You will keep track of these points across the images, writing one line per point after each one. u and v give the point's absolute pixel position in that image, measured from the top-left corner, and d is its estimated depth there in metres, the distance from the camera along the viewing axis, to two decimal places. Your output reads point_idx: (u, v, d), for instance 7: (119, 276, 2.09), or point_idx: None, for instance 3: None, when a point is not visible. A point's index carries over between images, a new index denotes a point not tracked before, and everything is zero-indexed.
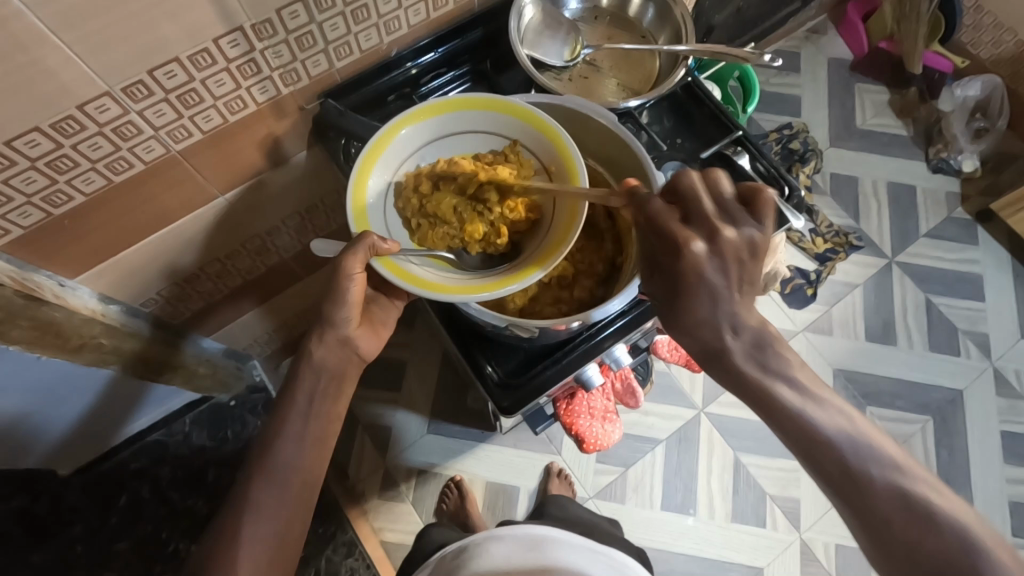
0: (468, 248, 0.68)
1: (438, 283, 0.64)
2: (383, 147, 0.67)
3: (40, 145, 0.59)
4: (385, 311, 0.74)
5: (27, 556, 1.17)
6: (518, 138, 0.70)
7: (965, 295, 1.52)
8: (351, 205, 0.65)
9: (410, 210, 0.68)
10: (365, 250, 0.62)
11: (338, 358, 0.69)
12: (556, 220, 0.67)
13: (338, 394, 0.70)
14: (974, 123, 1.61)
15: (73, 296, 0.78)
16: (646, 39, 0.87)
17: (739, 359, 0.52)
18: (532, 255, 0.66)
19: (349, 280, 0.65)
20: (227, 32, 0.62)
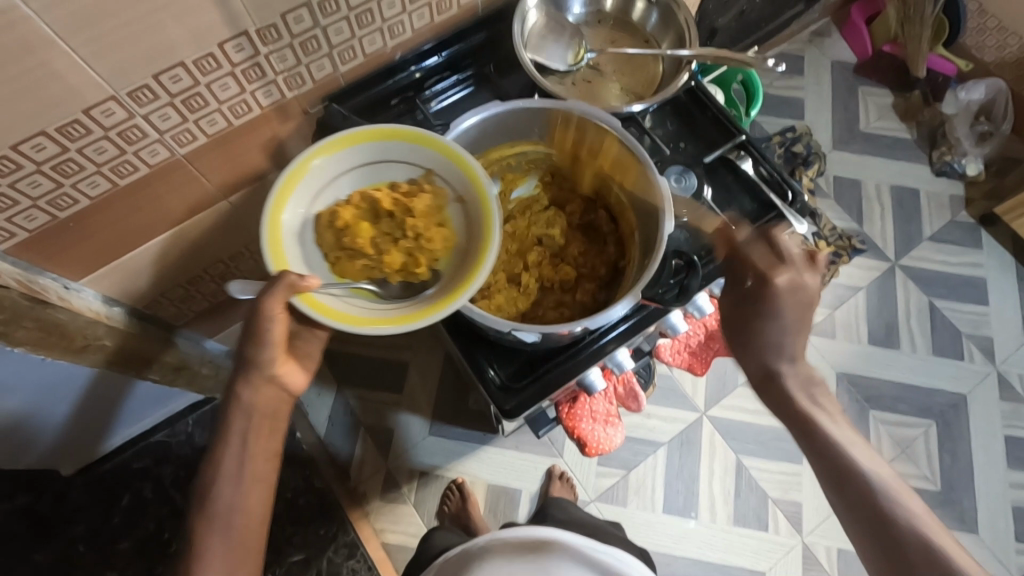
0: (389, 279, 0.69)
1: (359, 317, 0.64)
2: (297, 181, 0.68)
3: (45, 149, 0.59)
4: (308, 342, 0.70)
5: (31, 554, 1.17)
6: (432, 168, 0.72)
7: (968, 299, 1.52)
8: (267, 242, 0.65)
9: (327, 243, 0.68)
10: (286, 289, 0.61)
11: (265, 398, 0.68)
12: (472, 247, 0.69)
13: (271, 430, 0.69)
14: (977, 126, 1.61)
15: (77, 297, 0.78)
16: (649, 44, 0.88)
17: (790, 383, 0.68)
18: (451, 283, 0.67)
19: (269, 322, 0.62)
20: (232, 36, 0.62)
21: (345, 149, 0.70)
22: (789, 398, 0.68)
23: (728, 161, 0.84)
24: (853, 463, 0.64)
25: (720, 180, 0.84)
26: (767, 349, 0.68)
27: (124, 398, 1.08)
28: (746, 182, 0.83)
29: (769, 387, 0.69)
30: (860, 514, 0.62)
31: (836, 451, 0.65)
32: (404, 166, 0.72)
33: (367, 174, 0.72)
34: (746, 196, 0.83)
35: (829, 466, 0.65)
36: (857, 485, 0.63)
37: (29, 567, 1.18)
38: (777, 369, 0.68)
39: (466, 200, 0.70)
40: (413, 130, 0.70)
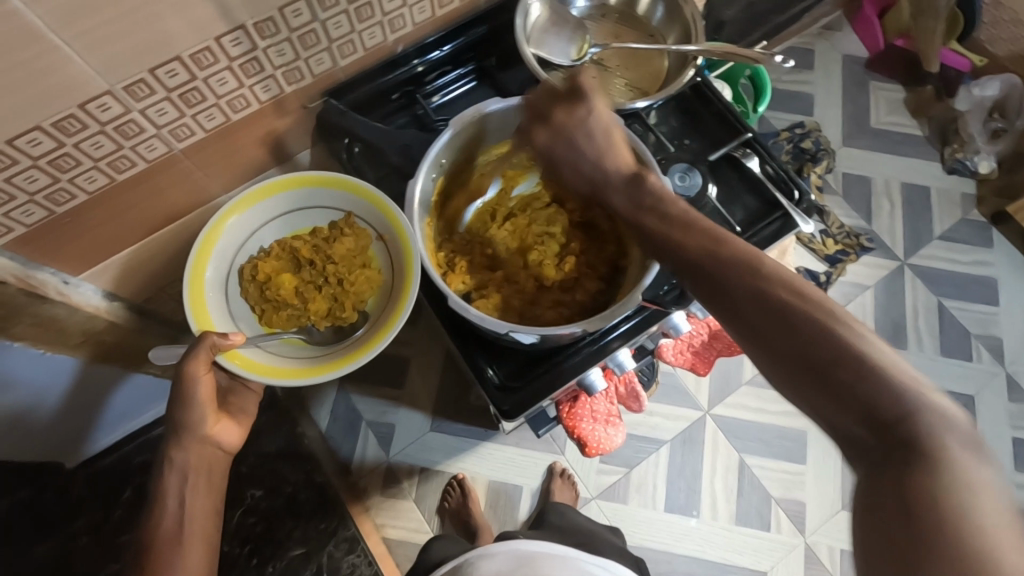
0: (316, 324, 0.75)
1: (285, 368, 0.70)
2: (218, 237, 0.73)
3: (41, 144, 0.59)
4: (241, 398, 0.73)
5: (35, 545, 1.18)
6: (352, 210, 0.76)
7: (977, 299, 1.50)
8: (190, 301, 0.70)
9: (252, 296, 0.74)
10: (207, 350, 0.65)
11: (200, 457, 0.67)
12: (394, 286, 0.74)
13: (210, 488, 0.67)
14: (991, 123, 1.58)
15: (77, 292, 0.78)
16: (655, 38, 0.86)
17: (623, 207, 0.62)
18: (377, 322, 0.73)
19: (196, 383, 0.65)
20: (229, 30, 0.61)
21: (263, 203, 0.75)
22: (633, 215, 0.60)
23: (733, 159, 0.83)
24: (743, 272, 0.51)
25: (725, 178, 0.83)
26: (585, 173, 0.66)
27: (125, 391, 1.08)
28: (751, 181, 0.82)
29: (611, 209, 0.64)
30: (765, 330, 0.49)
31: (710, 265, 0.53)
32: (324, 212, 0.78)
33: (287, 223, 0.78)
34: (750, 194, 0.82)
35: (716, 287, 0.52)
36: (755, 298, 0.50)
37: (33, 559, 1.19)
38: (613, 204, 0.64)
39: (385, 238, 0.76)
40: (329, 175, 0.75)
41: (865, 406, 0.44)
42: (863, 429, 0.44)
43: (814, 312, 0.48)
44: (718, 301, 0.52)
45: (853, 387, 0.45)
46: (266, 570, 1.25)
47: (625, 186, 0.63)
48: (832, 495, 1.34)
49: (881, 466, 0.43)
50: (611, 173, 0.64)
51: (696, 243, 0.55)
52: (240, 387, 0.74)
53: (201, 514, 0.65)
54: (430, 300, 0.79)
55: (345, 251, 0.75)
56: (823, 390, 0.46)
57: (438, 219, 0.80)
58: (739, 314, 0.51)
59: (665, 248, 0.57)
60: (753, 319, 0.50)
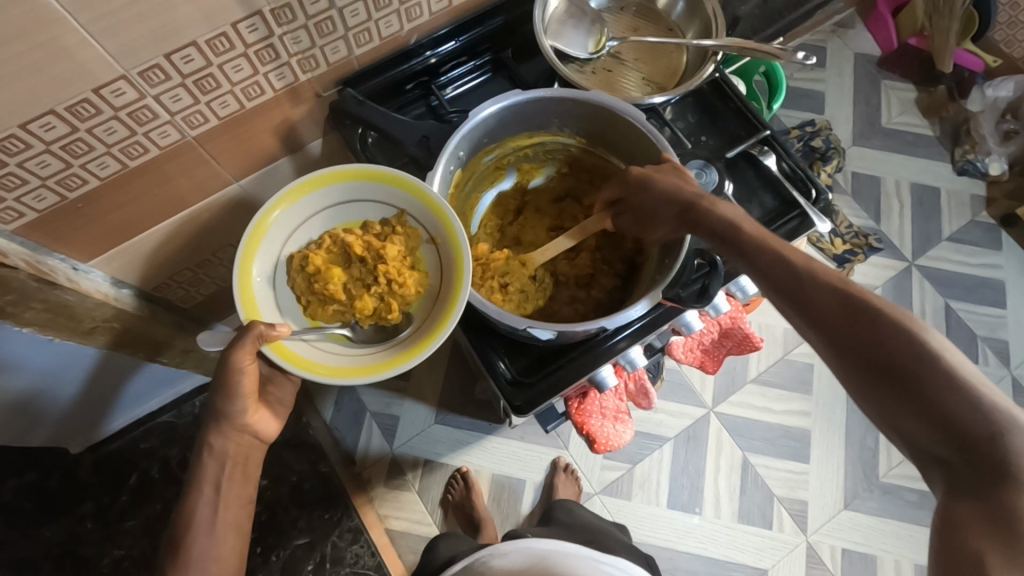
0: (360, 322, 0.69)
1: (329, 368, 0.65)
2: (266, 226, 0.67)
3: (55, 128, 0.58)
4: (281, 389, 0.71)
5: (40, 530, 1.19)
6: (405, 207, 0.70)
7: (986, 301, 1.49)
8: (238, 293, 0.65)
9: (299, 288, 0.68)
10: (254, 340, 0.61)
11: (238, 446, 0.68)
12: (444, 291, 0.68)
13: (247, 477, 0.69)
14: (1003, 124, 1.56)
15: (85, 278, 0.78)
16: (673, 33, 0.85)
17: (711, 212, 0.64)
18: (423, 326, 0.67)
19: (239, 374, 0.63)
20: (245, 16, 0.61)
21: (313, 193, 0.69)
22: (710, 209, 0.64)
23: (750, 156, 0.82)
24: (833, 284, 0.55)
25: (742, 176, 0.82)
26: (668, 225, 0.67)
27: (133, 379, 1.08)
28: (769, 179, 0.81)
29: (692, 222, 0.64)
30: (851, 342, 0.52)
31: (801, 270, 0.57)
32: (374, 206, 0.71)
33: (336, 214, 0.71)
34: (767, 193, 0.81)
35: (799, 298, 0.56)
36: (843, 308, 0.53)
37: (37, 544, 1.19)
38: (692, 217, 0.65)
39: (438, 242, 0.69)
40: (383, 168, 0.68)
41: (952, 424, 0.46)
42: (949, 447, 0.46)
43: (903, 329, 0.50)
44: (801, 312, 0.56)
45: (940, 403, 0.47)
46: (270, 559, 1.25)
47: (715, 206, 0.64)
48: (835, 495, 1.34)
49: (964, 488, 0.45)
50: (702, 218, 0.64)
51: (781, 257, 0.58)
52: (279, 375, 0.72)
53: (234, 503, 0.67)
54: None
55: (396, 250, 0.68)
56: (907, 404, 0.48)
57: (457, 210, 0.79)
58: (823, 328, 0.54)
59: (754, 249, 0.60)
60: (836, 323, 0.53)
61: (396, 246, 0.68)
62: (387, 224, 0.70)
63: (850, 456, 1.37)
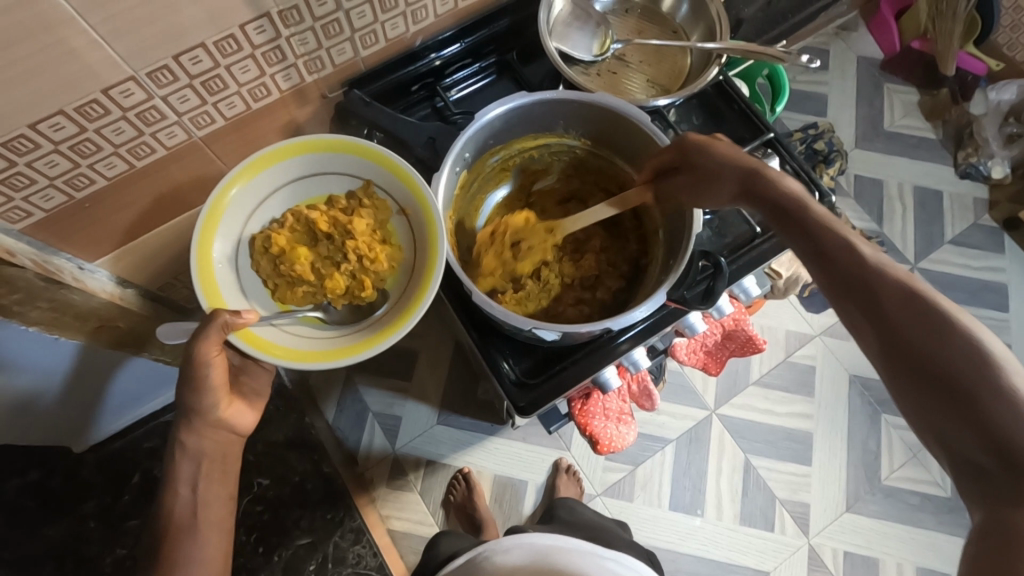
0: (333, 303, 0.70)
1: (303, 350, 0.66)
2: (223, 206, 0.67)
3: (64, 128, 0.58)
4: (256, 379, 0.72)
5: (42, 529, 1.20)
6: (370, 179, 0.71)
7: (988, 304, 1.49)
8: (199, 276, 0.65)
9: (265, 271, 0.69)
10: (219, 329, 0.61)
11: (214, 443, 0.68)
12: (417, 263, 0.69)
13: (224, 474, 0.70)
14: (1006, 128, 1.57)
15: (92, 278, 0.78)
16: (678, 35, 0.85)
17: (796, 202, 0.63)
18: (399, 302, 0.68)
19: (207, 367, 0.63)
20: (253, 18, 0.61)
21: (277, 170, 0.69)
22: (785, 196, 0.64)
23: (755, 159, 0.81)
24: (895, 281, 0.55)
25: None
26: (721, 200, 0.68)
27: (137, 378, 1.09)
28: None
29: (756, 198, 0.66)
30: (901, 342, 0.53)
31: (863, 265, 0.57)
32: (340, 182, 0.72)
33: (298, 191, 0.71)
34: None
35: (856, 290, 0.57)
36: (899, 308, 0.54)
37: (41, 542, 1.19)
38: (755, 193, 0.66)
39: (407, 212, 0.71)
40: (345, 138, 0.69)
41: (994, 433, 0.47)
42: (986, 456, 0.48)
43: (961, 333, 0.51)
44: (857, 303, 0.57)
45: (986, 411, 0.48)
46: (273, 559, 1.25)
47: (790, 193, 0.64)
48: (837, 497, 1.34)
49: (1000, 496, 0.47)
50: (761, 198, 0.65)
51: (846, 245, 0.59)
52: (252, 366, 0.72)
53: (215, 500, 0.69)
54: (449, 295, 0.79)
55: (365, 224, 0.69)
56: (951, 411, 0.49)
57: (461, 211, 0.80)
58: (877, 321, 0.55)
59: (819, 242, 0.61)
60: (890, 320, 0.54)
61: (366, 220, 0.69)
62: (353, 198, 0.71)
63: (853, 459, 1.37)
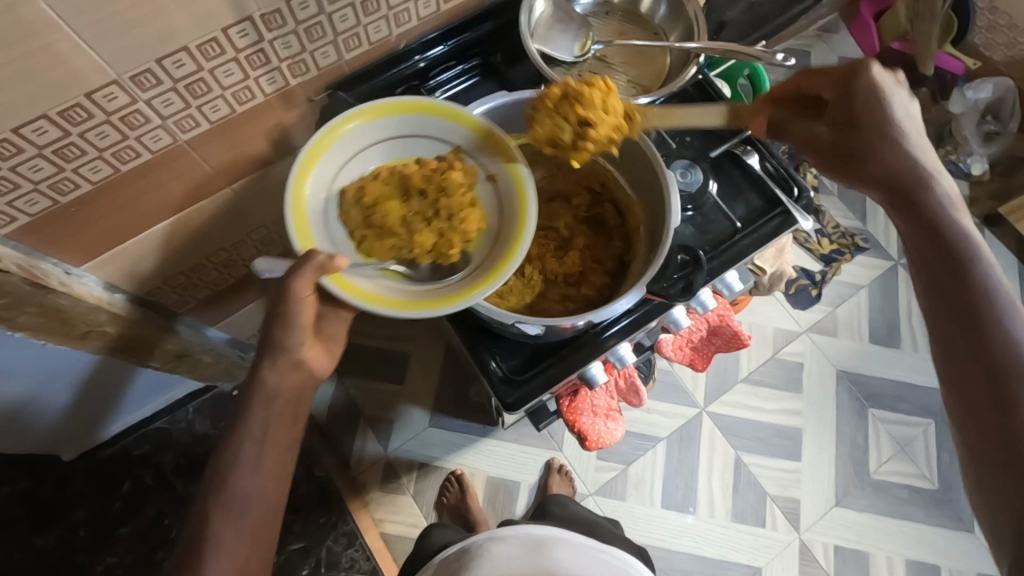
0: (418, 259, 0.69)
1: (389, 299, 0.64)
2: (321, 153, 0.68)
3: (47, 133, 0.59)
4: (334, 324, 0.67)
5: (31, 539, 1.19)
6: (461, 144, 0.72)
7: None
8: (292, 215, 0.64)
9: (351, 219, 0.68)
10: (315, 269, 0.60)
11: (291, 384, 0.65)
12: (505, 225, 0.69)
13: (294, 416, 0.67)
14: (984, 126, 1.60)
15: (78, 283, 0.78)
16: (658, 36, 0.87)
17: (930, 202, 0.62)
18: (481, 265, 0.68)
19: (298, 304, 0.61)
20: (236, 21, 0.62)
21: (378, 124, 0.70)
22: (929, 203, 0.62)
23: (734, 156, 0.84)
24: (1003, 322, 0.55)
25: (728, 175, 0.84)
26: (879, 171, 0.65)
27: (126, 385, 1.08)
28: (754, 177, 0.83)
29: (907, 199, 0.63)
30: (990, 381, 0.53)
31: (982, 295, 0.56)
32: (434, 144, 0.72)
33: (390, 150, 0.72)
34: (752, 192, 0.83)
35: (974, 333, 0.55)
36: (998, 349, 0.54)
37: (29, 552, 1.18)
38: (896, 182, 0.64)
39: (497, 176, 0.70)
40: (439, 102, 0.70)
41: None
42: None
43: None
44: (964, 333, 0.56)
45: None
46: None
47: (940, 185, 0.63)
48: (827, 492, 1.35)
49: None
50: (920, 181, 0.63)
51: (986, 287, 0.57)
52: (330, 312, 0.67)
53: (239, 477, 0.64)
54: None
55: (457, 185, 0.69)
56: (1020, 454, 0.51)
57: None
58: (978, 374, 0.54)
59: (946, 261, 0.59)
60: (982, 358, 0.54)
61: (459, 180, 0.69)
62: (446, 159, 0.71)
63: (842, 454, 1.38)
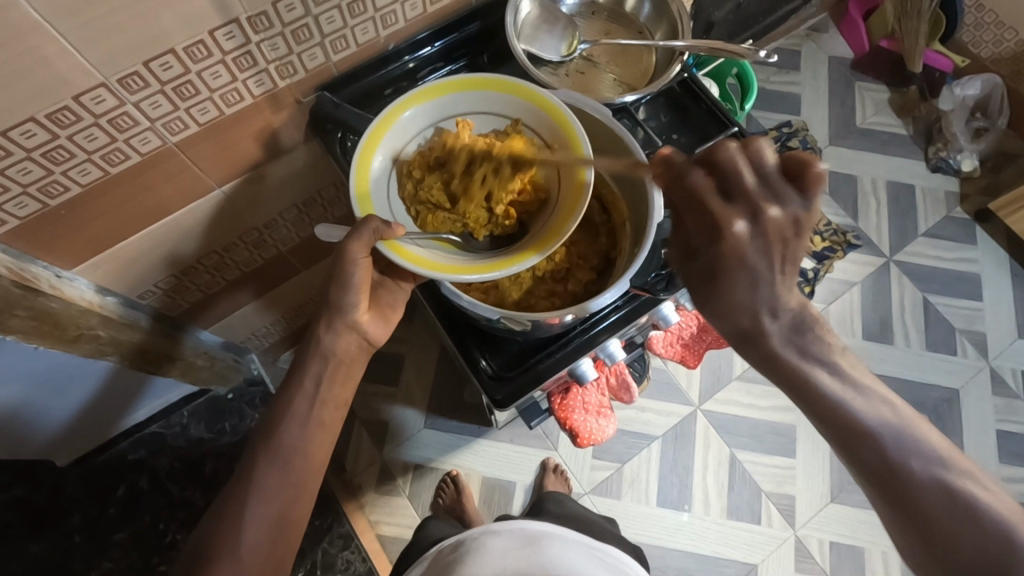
0: (473, 232, 0.70)
1: (447, 265, 0.64)
2: (387, 125, 0.68)
3: (36, 135, 0.59)
4: (392, 294, 0.73)
5: (26, 546, 1.19)
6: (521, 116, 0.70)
7: (962, 294, 1.53)
8: (354, 184, 0.65)
9: (411, 192, 0.68)
10: (370, 233, 0.63)
11: (345, 344, 0.71)
12: (562, 197, 0.67)
13: (347, 378, 0.72)
14: (973, 122, 1.61)
15: (69, 286, 0.78)
16: (643, 35, 0.88)
17: (776, 342, 0.53)
18: (537, 233, 0.67)
19: (354, 266, 0.66)
20: (223, 24, 0.62)
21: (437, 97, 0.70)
22: (779, 358, 0.53)
23: None
24: (891, 448, 0.52)
25: None
26: (736, 312, 0.52)
27: (119, 390, 1.09)
28: None
29: (771, 363, 0.54)
30: (919, 519, 0.51)
31: (860, 437, 0.52)
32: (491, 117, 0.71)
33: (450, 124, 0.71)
34: None
35: (874, 472, 0.52)
36: (908, 484, 0.51)
37: (25, 559, 1.18)
38: (754, 325, 0.52)
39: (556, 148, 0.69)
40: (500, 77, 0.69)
41: None
42: None
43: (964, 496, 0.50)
44: (876, 481, 0.52)
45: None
46: None
47: (786, 328, 0.53)
48: (822, 489, 1.35)
49: None
50: (780, 312, 0.52)
51: (872, 428, 0.52)
52: (390, 283, 0.73)
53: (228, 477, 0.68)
54: (424, 293, 0.80)
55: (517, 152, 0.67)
56: None
57: None
58: (910, 517, 0.51)
59: (817, 411, 0.54)
60: (902, 496, 0.51)
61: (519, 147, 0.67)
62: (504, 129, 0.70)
63: None
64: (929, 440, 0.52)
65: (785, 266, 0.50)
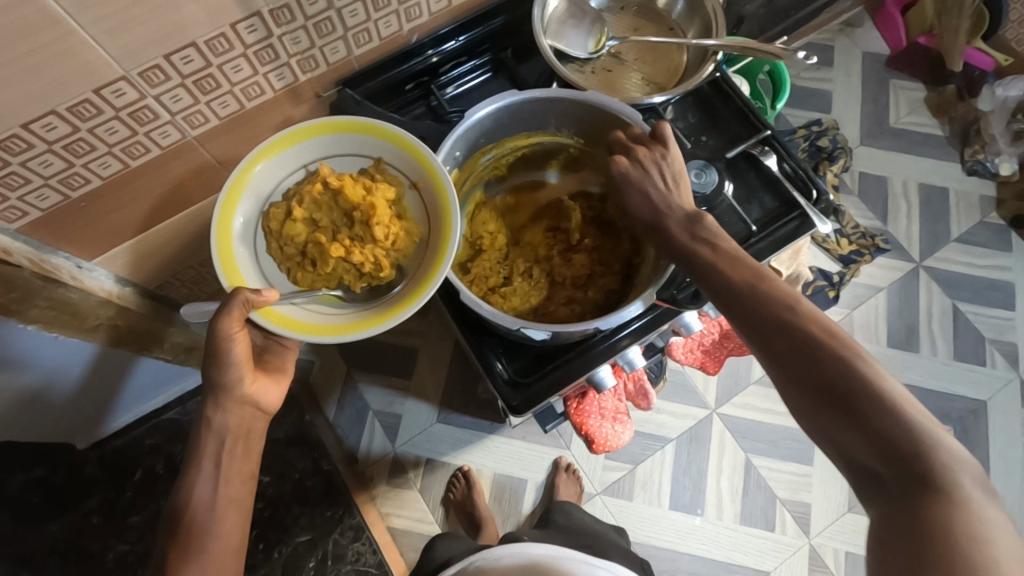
0: (352, 285, 0.68)
1: (322, 327, 0.65)
2: (241, 186, 0.67)
3: (57, 128, 0.59)
4: (278, 356, 0.72)
5: (45, 525, 1.21)
6: (382, 156, 0.70)
7: (994, 303, 1.48)
8: (217, 255, 0.65)
9: (277, 252, 0.67)
10: (241, 306, 0.61)
11: (238, 418, 0.68)
12: (433, 238, 0.68)
13: (247, 451, 0.69)
14: (1015, 124, 1.53)
15: (90, 277, 0.78)
16: (674, 32, 0.85)
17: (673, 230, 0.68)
18: (414, 280, 0.67)
19: (230, 342, 0.63)
20: (245, 17, 0.61)
21: (291, 150, 0.68)
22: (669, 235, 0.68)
23: (751, 156, 0.82)
24: (769, 307, 0.58)
25: (742, 175, 0.83)
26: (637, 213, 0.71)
27: (140, 373, 1.10)
28: (769, 179, 0.81)
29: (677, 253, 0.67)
30: (792, 365, 0.55)
31: (742, 294, 0.60)
32: (352, 156, 0.70)
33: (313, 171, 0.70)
34: (768, 193, 0.81)
35: (753, 327, 0.58)
36: (780, 331, 0.56)
37: (44, 537, 1.21)
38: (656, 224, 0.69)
39: (420, 186, 0.69)
40: (353, 118, 0.68)
41: (886, 444, 0.48)
42: (881, 464, 0.49)
43: (832, 350, 0.53)
44: (755, 335, 0.58)
45: (870, 422, 0.49)
46: (272, 555, 1.26)
47: (682, 221, 0.68)
48: (839, 499, 1.33)
49: (897, 498, 0.47)
50: (673, 210, 0.69)
51: (745, 288, 0.60)
52: (274, 345, 0.72)
53: (237, 478, 0.68)
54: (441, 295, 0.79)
55: (380, 202, 0.66)
56: (845, 423, 0.51)
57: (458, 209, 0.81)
58: (781, 361, 0.55)
59: (699, 273, 0.64)
60: (779, 348, 0.56)
61: (382, 192, 0.66)
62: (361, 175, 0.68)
63: None
64: (791, 299, 0.58)
65: (669, 182, 0.69)
